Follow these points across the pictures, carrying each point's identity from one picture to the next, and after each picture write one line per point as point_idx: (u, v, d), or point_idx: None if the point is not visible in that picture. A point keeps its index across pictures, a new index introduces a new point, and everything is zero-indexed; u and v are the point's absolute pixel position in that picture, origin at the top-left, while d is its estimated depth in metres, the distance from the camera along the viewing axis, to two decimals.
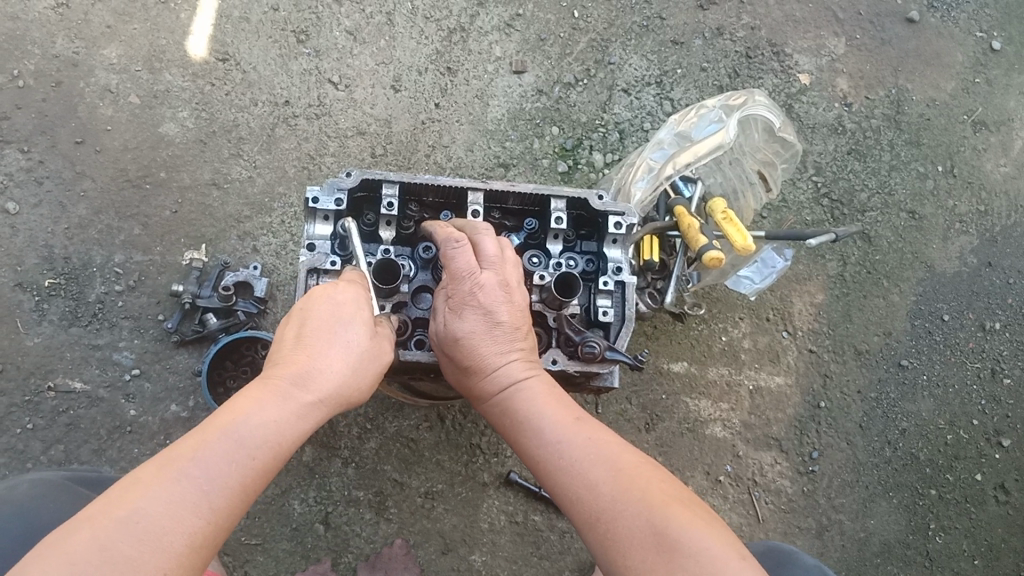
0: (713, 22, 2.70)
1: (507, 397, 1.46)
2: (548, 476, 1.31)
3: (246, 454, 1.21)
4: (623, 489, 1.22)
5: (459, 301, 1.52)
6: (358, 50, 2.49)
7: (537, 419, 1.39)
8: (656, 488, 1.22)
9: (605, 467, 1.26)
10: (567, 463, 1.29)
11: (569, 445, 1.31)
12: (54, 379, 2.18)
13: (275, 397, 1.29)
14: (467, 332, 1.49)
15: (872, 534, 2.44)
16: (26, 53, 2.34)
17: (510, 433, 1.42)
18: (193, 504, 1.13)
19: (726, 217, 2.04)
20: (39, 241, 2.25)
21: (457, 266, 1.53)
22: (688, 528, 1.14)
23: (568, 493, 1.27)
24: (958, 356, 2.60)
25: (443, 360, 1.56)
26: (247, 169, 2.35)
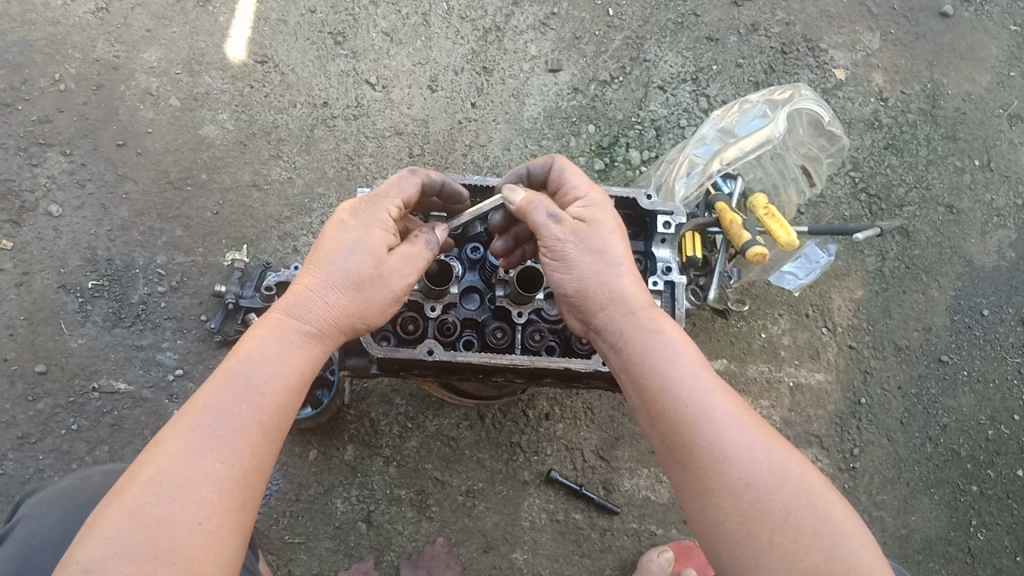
0: (748, 18, 2.70)
1: (649, 316, 1.41)
2: (698, 420, 1.28)
3: (252, 390, 1.25)
4: (782, 466, 1.25)
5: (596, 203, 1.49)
6: (395, 51, 2.51)
7: (682, 352, 1.36)
8: (803, 471, 1.26)
9: (756, 436, 1.28)
10: (721, 417, 1.28)
11: (721, 398, 1.31)
12: (98, 380, 2.19)
13: (278, 342, 1.32)
14: (612, 232, 1.46)
15: (914, 531, 2.42)
16: (67, 57, 2.36)
17: (639, 372, 1.36)
18: (206, 452, 1.18)
19: (768, 213, 2.03)
20: (83, 243, 2.27)
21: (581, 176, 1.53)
22: (839, 520, 1.21)
23: (721, 446, 1.26)
24: (998, 351, 2.58)
25: (582, 259, 1.43)
26: (286, 170, 2.36)
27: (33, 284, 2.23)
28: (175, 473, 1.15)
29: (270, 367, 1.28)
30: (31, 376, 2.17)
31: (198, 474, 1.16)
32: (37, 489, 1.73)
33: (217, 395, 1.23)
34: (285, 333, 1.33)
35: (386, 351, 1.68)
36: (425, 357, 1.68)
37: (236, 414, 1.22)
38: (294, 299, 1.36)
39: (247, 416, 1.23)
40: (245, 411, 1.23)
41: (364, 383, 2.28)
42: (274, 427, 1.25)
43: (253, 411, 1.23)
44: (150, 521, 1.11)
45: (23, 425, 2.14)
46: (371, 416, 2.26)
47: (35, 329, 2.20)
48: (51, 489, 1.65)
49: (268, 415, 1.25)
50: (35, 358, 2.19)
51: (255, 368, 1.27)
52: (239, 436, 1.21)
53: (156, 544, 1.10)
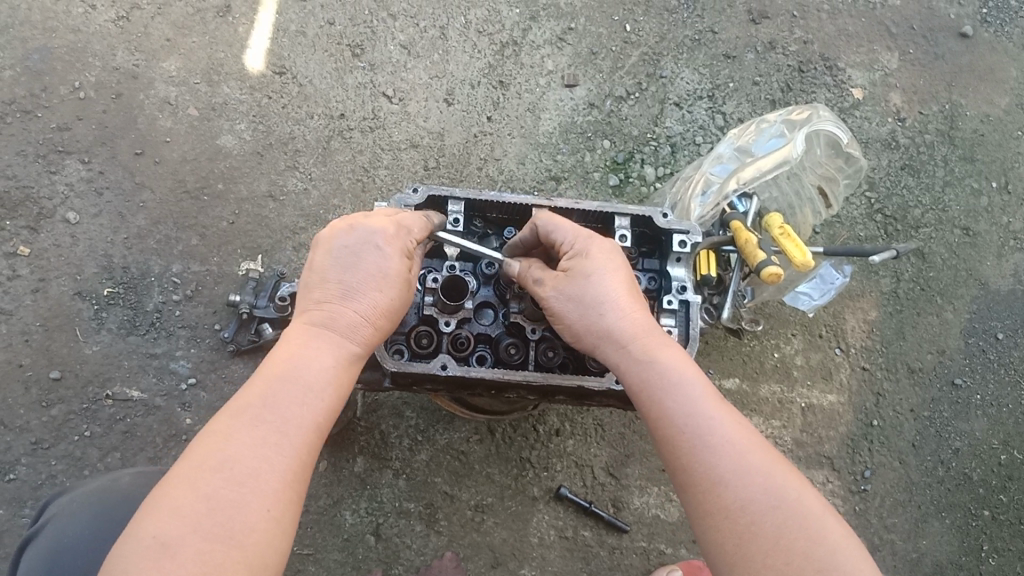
0: (766, 36, 2.69)
1: (648, 348, 1.39)
2: (696, 448, 1.25)
3: (302, 389, 1.27)
4: (779, 486, 1.20)
5: (582, 245, 1.51)
6: (412, 64, 2.52)
7: (681, 380, 1.33)
8: (803, 490, 1.21)
9: (755, 457, 1.23)
10: (717, 442, 1.25)
11: (720, 422, 1.27)
12: (111, 387, 2.20)
13: (326, 347, 1.34)
14: (597, 270, 1.46)
15: (924, 555, 2.40)
16: (88, 65, 2.38)
17: (642, 404, 1.35)
18: (265, 443, 1.18)
19: (783, 233, 2.02)
20: (99, 250, 2.28)
21: (566, 224, 1.55)
22: (841, 539, 1.15)
23: (718, 470, 1.22)
24: (1013, 375, 2.56)
25: (569, 311, 1.46)
26: (302, 181, 2.37)
27: (49, 291, 2.25)
28: (242, 463, 1.15)
29: (318, 370, 1.31)
30: (46, 382, 2.19)
31: (260, 462, 1.16)
32: (62, 492, 1.72)
33: (270, 393, 1.24)
34: (325, 339, 1.35)
35: (399, 365, 1.67)
36: (438, 372, 1.67)
37: (292, 410, 1.24)
38: (324, 308, 1.38)
39: (300, 412, 1.24)
40: (299, 409, 1.24)
41: (376, 396, 2.29)
42: (323, 426, 1.27)
43: (307, 408, 1.25)
44: (218, 505, 1.10)
45: (36, 431, 2.16)
46: (381, 428, 2.27)
47: (50, 335, 2.22)
48: (77, 492, 1.64)
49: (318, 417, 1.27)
50: (49, 364, 2.20)
51: (304, 372, 1.29)
52: (296, 431, 1.22)
53: (225, 524, 1.08)
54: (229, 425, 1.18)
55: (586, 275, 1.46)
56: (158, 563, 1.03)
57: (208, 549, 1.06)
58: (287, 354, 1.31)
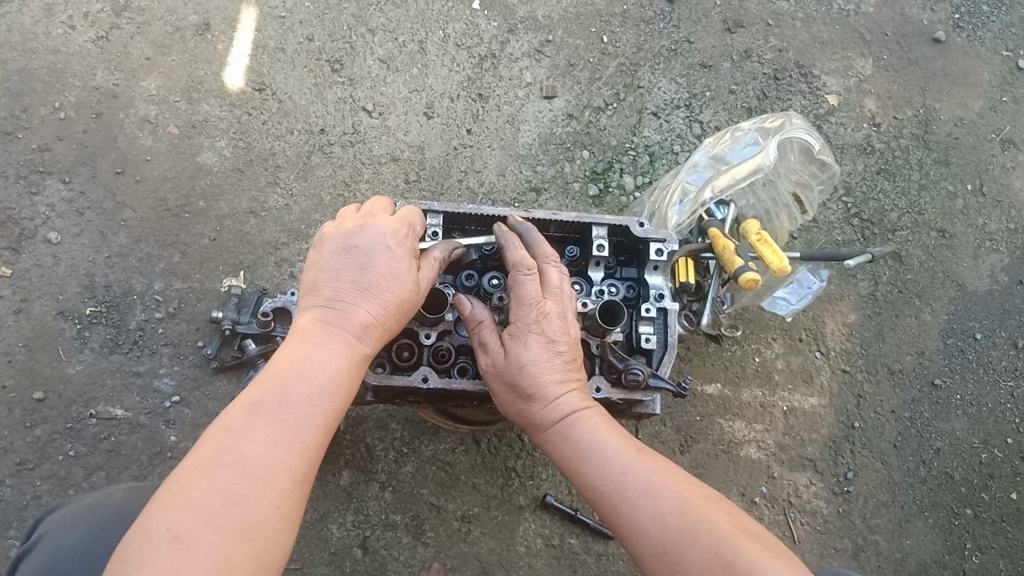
0: (741, 45, 2.73)
1: (569, 427, 1.49)
2: (614, 506, 1.35)
3: (311, 383, 1.30)
4: (695, 521, 1.25)
5: (522, 328, 1.56)
6: (391, 79, 2.53)
7: (600, 454, 1.43)
8: (725, 521, 1.25)
9: (675, 499, 1.29)
10: (637, 493, 1.33)
11: (640, 477, 1.35)
12: (95, 406, 2.20)
13: (333, 346, 1.38)
14: (528, 360, 1.53)
15: (908, 554, 2.42)
16: (67, 85, 2.39)
17: (573, 468, 1.45)
18: (276, 437, 1.22)
19: (760, 239, 2.04)
20: (81, 270, 2.29)
21: (523, 293, 1.57)
22: (760, 559, 1.17)
23: (636, 523, 1.30)
24: (992, 375, 2.59)
25: (499, 389, 1.58)
26: (283, 197, 2.38)
27: (31, 311, 2.25)
28: (252, 457, 1.18)
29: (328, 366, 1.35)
30: (29, 402, 2.19)
31: (269, 457, 1.19)
32: (57, 505, 1.71)
33: (280, 388, 1.27)
34: (333, 334, 1.39)
35: (381, 379, 1.70)
36: (419, 385, 1.70)
37: (302, 406, 1.27)
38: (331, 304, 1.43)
39: (309, 408, 1.28)
40: (308, 407, 1.28)
41: (360, 409, 2.30)
42: (330, 424, 1.31)
43: (317, 403, 1.29)
44: (228, 500, 1.13)
45: (21, 451, 2.16)
46: (366, 441, 2.28)
47: (32, 356, 2.22)
48: (73, 505, 1.64)
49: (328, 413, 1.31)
50: (32, 385, 2.20)
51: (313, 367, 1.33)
52: (306, 428, 1.26)
53: (236, 520, 1.12)
54: (238, 420, 1.22)
55: (518, 362, 1.53)
56: (170, 556, 1.06)
57: (217, 545, 1.09)
58: (296, 352, 1.35)
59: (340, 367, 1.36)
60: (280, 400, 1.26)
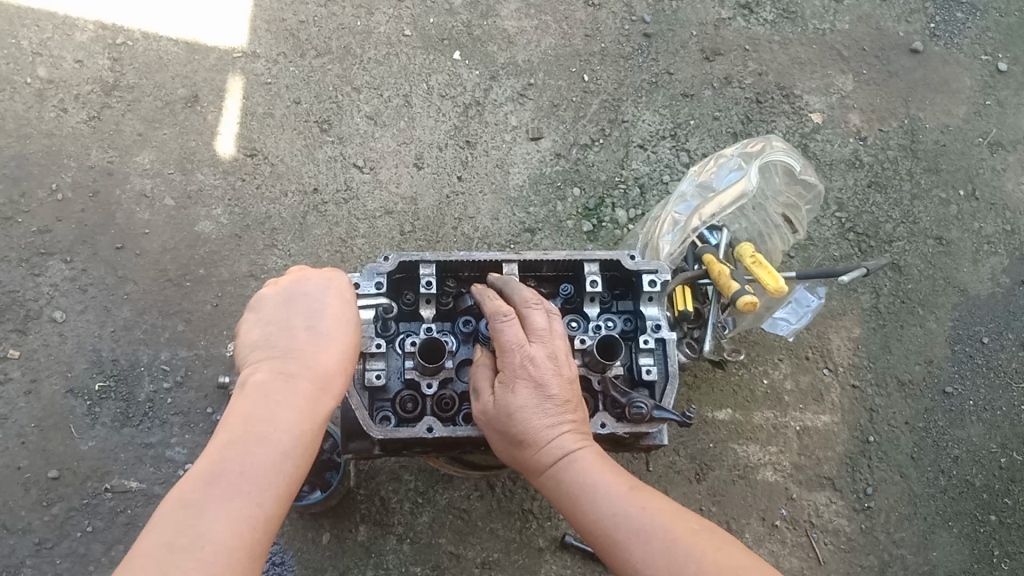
0: (721, 72, 2.76)
1: (564, 470, 1.49)
2: (608, 548, 1.36)
3: (268, 453, 1.28)
4: (682, 563, 1.26)
5: (509, 374, 1.57)
6: (379, 134, 2.57)
7: (594, 495, 1.43)
8: (713, 561, 1.25)
9: (665, 540, 1.30)
10: (627, 535, 1.34)
11: (629, 519, 1.35)
12: (110, 480, 2.21)
13: (293, 402, 1.36)
14: (515, 407, 1.53)
15: (936, 566, 2.39)
16: (63, 166, 2.44)
17: (568, 509, 1.46)
18: (233, 513, 1.19)
19: (755, 261, 2.07)
20: (88, 346, 2.32)
21: (508, 338, 1.58)
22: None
23: (628, 566, 1.31)
24: (1002, 378, 2.58)
25: (492, 436, 1.59)
26: (282, 258, 2.42)
27: (41, 391, 2.28)
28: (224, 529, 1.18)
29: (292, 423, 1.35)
30: (44, 482, 2.20)
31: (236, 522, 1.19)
32: None
33: (231, 460, 1.25)
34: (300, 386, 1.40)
35: (386, 432, 1.71)
36: (425, 435, 1.71)
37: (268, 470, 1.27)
38: (282, 361, 1.41)
39: (264, 483, 1.25)
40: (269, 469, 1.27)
41: (372, 463, 2.31)
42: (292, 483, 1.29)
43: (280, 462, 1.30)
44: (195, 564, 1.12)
45: (39, 531, 2.17)
46: (381, 494, 2.28)
47: (45, 436, 2.24)
48: None
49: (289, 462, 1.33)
50: (47, 464, 2.22)
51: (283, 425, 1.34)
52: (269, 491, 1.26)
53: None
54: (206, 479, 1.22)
55: (505, 409, 1.54)
56: None
57: None
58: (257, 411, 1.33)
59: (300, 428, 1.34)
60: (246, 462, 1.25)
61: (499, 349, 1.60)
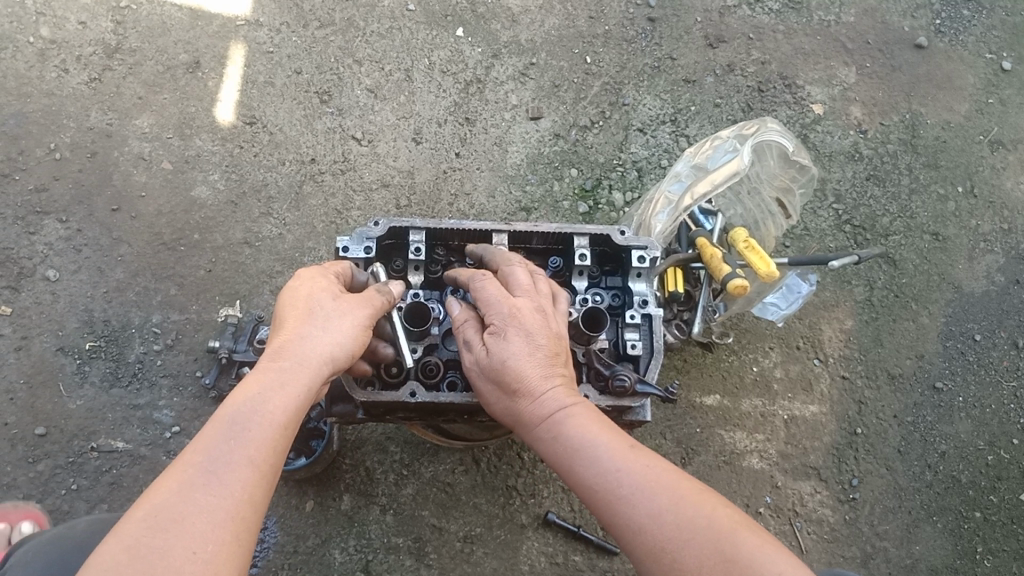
0: (724, 59, 2.76)
1: (559, 421, 1.46)
2: (606, 504, 1.32)
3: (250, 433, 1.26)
4: (689, 519, 1.23)
5: (499, 327, 1.56)
6: (379, 107, 2.57)
7: (591, 449, 1.39)
8: (720, 516, 1.23)
9: (671, 498, 1.27)
10: (630, 492, 1.30)
11: (629, 474, 1.32)
12: (96, 439, 2.22)
13: (277, 381, 1.34)
14: (507, 355, 1.52)
15: (919, 560, 2.39)
16: (62, 126, 2.45)
17: (563, 463, 1.42)
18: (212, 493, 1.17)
19: (748, 245, 2.08)
20: (80, 305, 2.33)
21: (493, 293, 1.59)
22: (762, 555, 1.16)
23: (629, 522, 1.27)
24: (993, 376, 2.58)
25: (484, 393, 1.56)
26: (276, 227, 2.42)
27: (31, 348, 2.28)
28: (169, 501, 1.14)
29: (267, 410, 1.30)
30: (31, 438, 2.21)
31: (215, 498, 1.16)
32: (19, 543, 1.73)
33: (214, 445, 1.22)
34: (274, 376, 1.35)
35: (369, 395, 1.71)
36: (408, 399, 1.71)
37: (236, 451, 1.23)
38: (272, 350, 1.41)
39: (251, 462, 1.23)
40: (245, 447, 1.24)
41: (359, 433, 2.32)
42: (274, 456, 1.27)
43: (250, 450, 1.24)
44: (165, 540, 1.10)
45: (23, 487, 2.17)
46: (366, 464, 2.29)
47: (34, 393, 2.25)
48: (39, 537, 1.67)
49: (267, 457, 1.26)
50: (34, 421, 2.22)
51: (246, 403, 1.29)
52: (236, 474, 1.21)
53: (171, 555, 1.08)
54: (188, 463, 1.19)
55: (498, 358, 1.52)
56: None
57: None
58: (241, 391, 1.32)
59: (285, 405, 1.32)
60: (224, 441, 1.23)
61: (486, 305, 1.60)
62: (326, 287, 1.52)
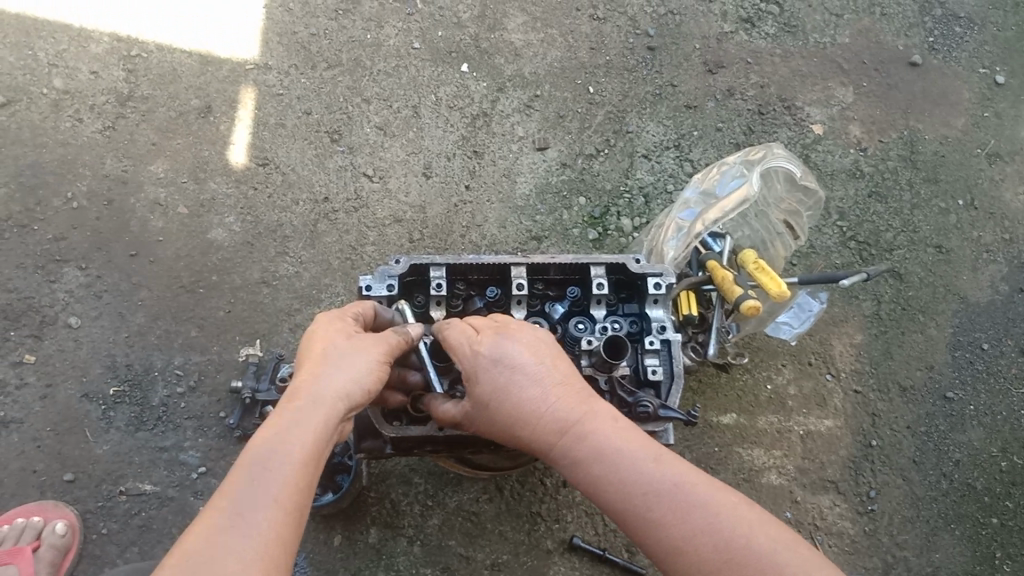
0: (724, 84, 2.82)
1: (572, 444, 1.48)
2: (640, 528, 1.37)
3: (275, 477, 1.28)
4: (728, 543, 1.29)
5: (471, 367, 1.57)
6: (389, 144, 2.62)
7: (615, 471, 1.42)
8: (757, 537, 1.29)
9: (704, 516, 1.32)
10: (664, 512, 1.35)
11: (660, 496, 1.36)
12: (124, 483, 2.24)
13: (298, 425, 1.37)
14: (490, 395, 1.54)
15: (939, 568, 2.42)
16: (78, 175, 2.49)
17: (590, 485, 1.45)
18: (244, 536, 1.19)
19: (758, 267, 2.12)
20: (102, 351, 2.36)
21: (454, 338, 1.61)
22: (794, 570, 1.25)
23: (665, 546, 1.33)
24: (1003, 383, 2.62)
25: (492, 429, 1.57)
26: (293, 266, 2.46)
27: (56, 395, 2.31)
28: (201, 549, 1.16)
29: (289, 454, 1.32)
30: (60, 485, 2.23)
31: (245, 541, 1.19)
32: None
33: (240, 489, 1.25)
34: (294, 419, 1.37)
35: (398, 430, 1.75)
36: (437, 432, 1.75)
37: (263, 494, 1.25)
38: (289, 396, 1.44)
39: (277, 505, 1.25)
40: (271, 489, 1.26)
41: (383, 465, 2.34)
42: (300, 498, 1.29)
43: (276, 492, 1.26)
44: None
45: None
46: (391, 497, 2.31)
47: (60, 440, 2.27)
48: None
49: (294, 495, 1.28)
50: (62, 467, 2.25)
51: (269, 446, 1.32)
52: (264, 517, 1.23)
53: None
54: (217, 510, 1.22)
55: (484, 399, 1.54)
56: None
57: None
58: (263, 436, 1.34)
59: (307, 447, 1.35)
60: (251, 485, 1.26)
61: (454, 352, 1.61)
62: (341, 331, 1.56)
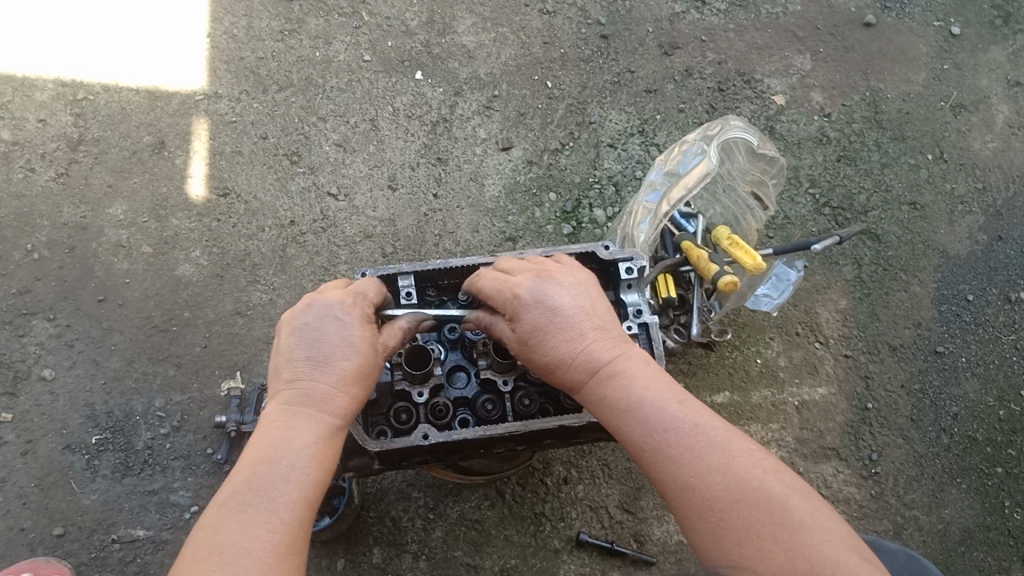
0: (681, 64, 2.79)
1: (601, 380, 1.46)
2: (655, 462, 1.35)
3: (284, 472, 1.31)
4: (740, 480, 1.27)
5: (511, 309, 1.56)
6: (350, 160, 2.58)
7: (639, 408, 1.40)
8: (769, 477, 1.28)
9: (721, 455, 1.30)
10: (681, 449, 1.33)
11: (680, 433, 1.34)
12: (117, 531, 2.20)
13: (305, 423, 1.40)
14: (529, 333, 1.53)
15: (950, 524, 2.39)
16: (36, 226, 2.44)
17: (614, 422, 1.43)
18: (257, 527, 1.23)
19: (732, 241, 2.09)
20: (80, 401, 2.31)
21: (493, 285, 1.61)
22: (806, 514, 1.22)
23: (677, 482, 1.31)
24: (992, 332, 2.60)
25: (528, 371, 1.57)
26: (266, 293, 2.42)
27: (38, 450, 2.26)
28: (217, 538, 1.20)
29: (299, 450, 1.35)
30: (51, 540, 2.19)
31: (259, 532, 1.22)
32: None
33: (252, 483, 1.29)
34: (301, 416, 1.41)
35: (382, 445, 1.68)
36: (421, 442, 1.68)
37: (275, 488, 1.28)
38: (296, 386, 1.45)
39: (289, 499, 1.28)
40: (283, 483, 1.29)
41: (380, 483, 2.29)
42: (312, 490, 1.32)
43: (289, 487, 1.30)
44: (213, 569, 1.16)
45: None
46: (392, 514, 2.26)
47: (46, 494, 2.22)
48: None
49: (306, 490, 1.31)
50: (51, 522, 2.20)
51: (279, 443, 1.35)
52: (277, 509, 1.26)
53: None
54: (230, 502, 1.26)
55: (523, 338, 1.54)
56: None
57: None
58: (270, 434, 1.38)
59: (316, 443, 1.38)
60: (261, 479, 1.29)
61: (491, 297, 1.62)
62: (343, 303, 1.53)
